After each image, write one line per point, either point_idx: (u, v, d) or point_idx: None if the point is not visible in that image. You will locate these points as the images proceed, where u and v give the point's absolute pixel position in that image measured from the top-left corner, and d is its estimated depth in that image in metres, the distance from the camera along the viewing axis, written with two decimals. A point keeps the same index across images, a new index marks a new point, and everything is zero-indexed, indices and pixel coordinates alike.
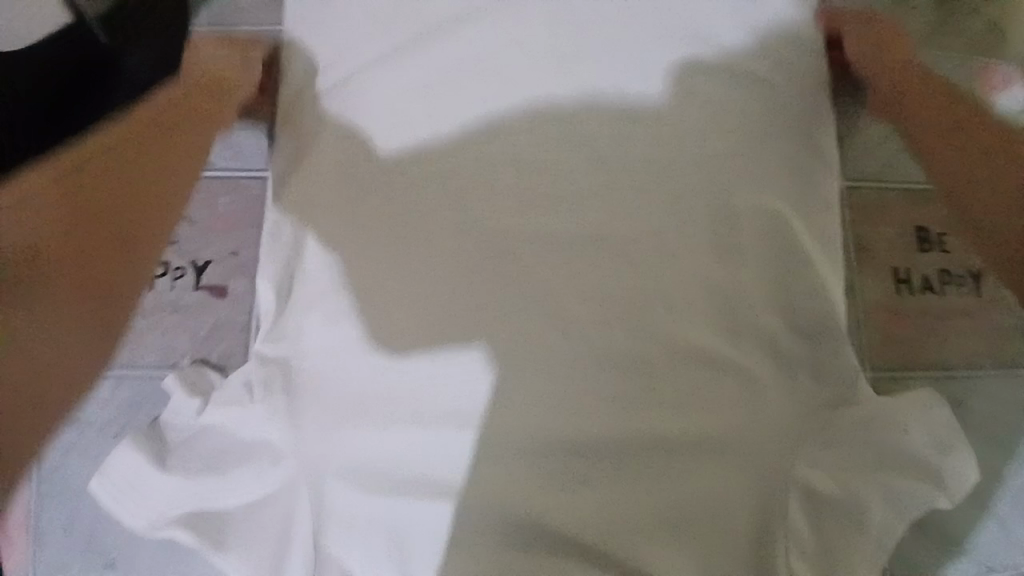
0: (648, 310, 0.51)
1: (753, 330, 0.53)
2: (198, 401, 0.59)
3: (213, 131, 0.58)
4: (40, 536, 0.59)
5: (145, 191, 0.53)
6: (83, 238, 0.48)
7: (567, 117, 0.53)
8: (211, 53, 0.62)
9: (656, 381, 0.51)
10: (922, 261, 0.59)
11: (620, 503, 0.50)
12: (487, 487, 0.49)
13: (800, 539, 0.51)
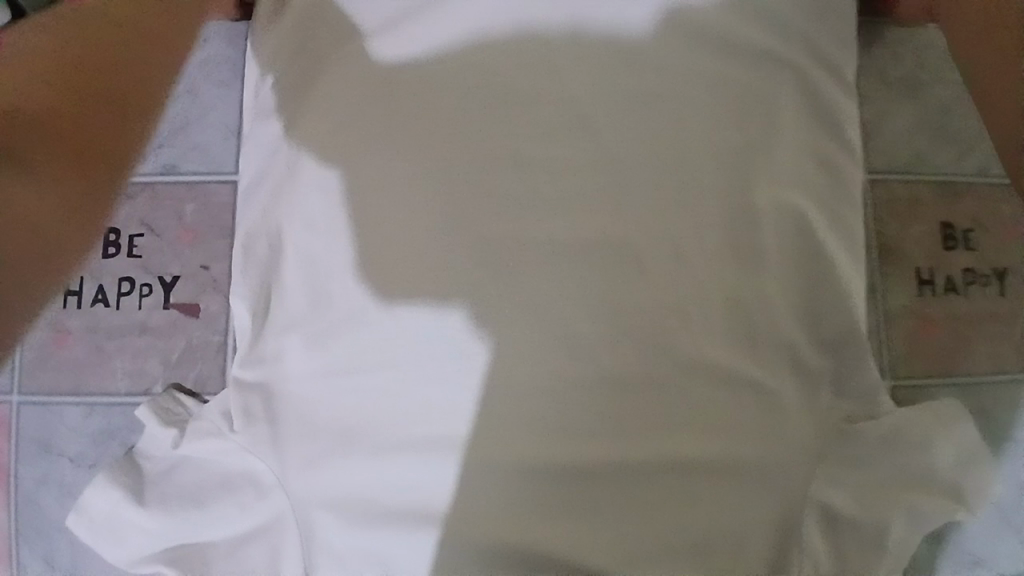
0: (668, 331, 0.46)
1: (778, 345, 0.49)
2: (173, 435, 0.55)
3: None
4: (19, 567, 0.59)
5: (165, 19, 0.43)
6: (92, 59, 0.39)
7: (580, 112, 0.47)
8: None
9: (676, 414, 0.47)
10: (946, 261, 0.56)
11: (630, 533, 0.47)
12: (488, 526, 0.46)
13: (815, 565, 0.49)
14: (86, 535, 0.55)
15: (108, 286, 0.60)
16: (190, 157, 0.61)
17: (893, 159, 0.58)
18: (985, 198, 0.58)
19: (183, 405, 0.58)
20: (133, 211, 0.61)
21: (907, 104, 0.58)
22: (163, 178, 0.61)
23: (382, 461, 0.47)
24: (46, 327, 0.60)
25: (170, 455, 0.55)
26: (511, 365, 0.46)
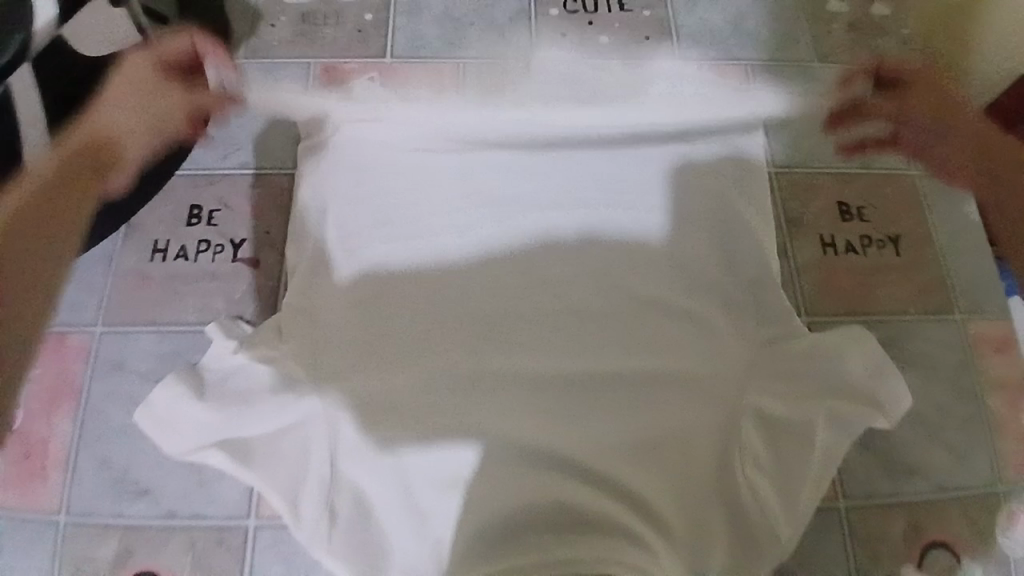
0: (613, 279, 0.63)
1: (702, 292, 0.63)
2: (233, 343, 0.60)
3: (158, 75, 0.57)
4: (74, 472, 0.58)
5: (78, 173, 0.51)
6: (36, 216, 0.47)
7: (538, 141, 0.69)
8: (128, 85, 0.56)
9: (620, 349, 0.60)
10: (844, 229, 0.68)
11: (603, 427, 0.58)
12: (489, 418, 0.58)
13: (754, 454, 0.58)
14: (164, 439, 0.57)
15: (187, 244, 0.64)
16: (255, 154, 0.68)
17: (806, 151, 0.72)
18: (873, 182, 0.71)
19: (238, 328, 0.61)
20: (218, 190, 0.67)
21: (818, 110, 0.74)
22: (237, 170, 0.68)
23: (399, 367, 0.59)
24: (134, 270, 0.63)
25: (231, 360, 0.59)
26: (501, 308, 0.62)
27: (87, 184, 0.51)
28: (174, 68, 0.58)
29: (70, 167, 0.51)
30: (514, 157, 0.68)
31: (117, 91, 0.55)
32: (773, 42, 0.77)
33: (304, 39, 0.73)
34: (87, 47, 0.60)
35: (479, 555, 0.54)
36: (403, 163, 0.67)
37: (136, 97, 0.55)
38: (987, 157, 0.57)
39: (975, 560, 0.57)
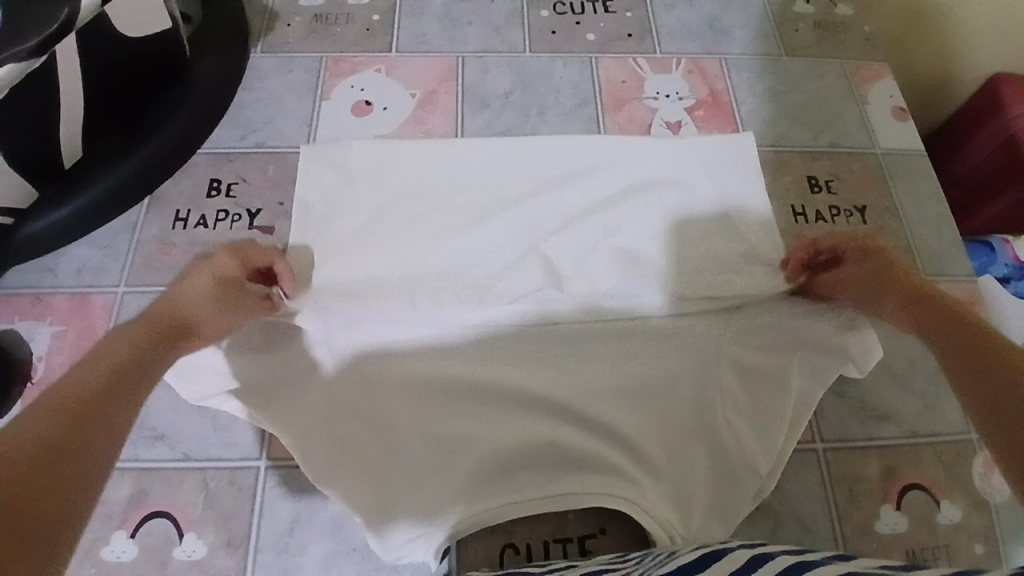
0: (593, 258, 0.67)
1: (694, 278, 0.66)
2: None
3: (217, 316, 0.55)
4: None
5: (163, 333, 0.50)
6: (97, 400, 0.41)
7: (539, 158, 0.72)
8: (186, 286, 0.55)
9: (608, 326, 0.65)
10: (814, 200, 0.73)
11: (592, 375, 0.64)
12: (485, 371, 0.63)
13: (731, 399, 0.63)
14: (179, 385, 0.60)
15: (207, 213, 0.69)
16: (271, 135, 0.74)
17: (781, 131, 0.77)
18: (843, 159, 0.76)
19: None
20: (233, 166, 0.72)
21: (791, 96, 0.80)
22: (253, 148, 0.73)
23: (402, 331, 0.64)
24: (155, 238, 0.68)
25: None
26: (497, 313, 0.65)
27: (170, 340, 0.50)
28: (242, 281, 0.59)
29: (153, 342, 0.49)
30: (507, 225, 0.68)
31: (182, 292, 0.54)
32: (748, 38, 0.84)
33: (318, 35, 0.80)
34: (122, 22, 0.63)
35: (476, 492, 0.58)
36: (392, 215, 0.68)
37: (202, 287, 0.55)
38: (930, 299, 0.55)
39: (948, 500, 0.61)
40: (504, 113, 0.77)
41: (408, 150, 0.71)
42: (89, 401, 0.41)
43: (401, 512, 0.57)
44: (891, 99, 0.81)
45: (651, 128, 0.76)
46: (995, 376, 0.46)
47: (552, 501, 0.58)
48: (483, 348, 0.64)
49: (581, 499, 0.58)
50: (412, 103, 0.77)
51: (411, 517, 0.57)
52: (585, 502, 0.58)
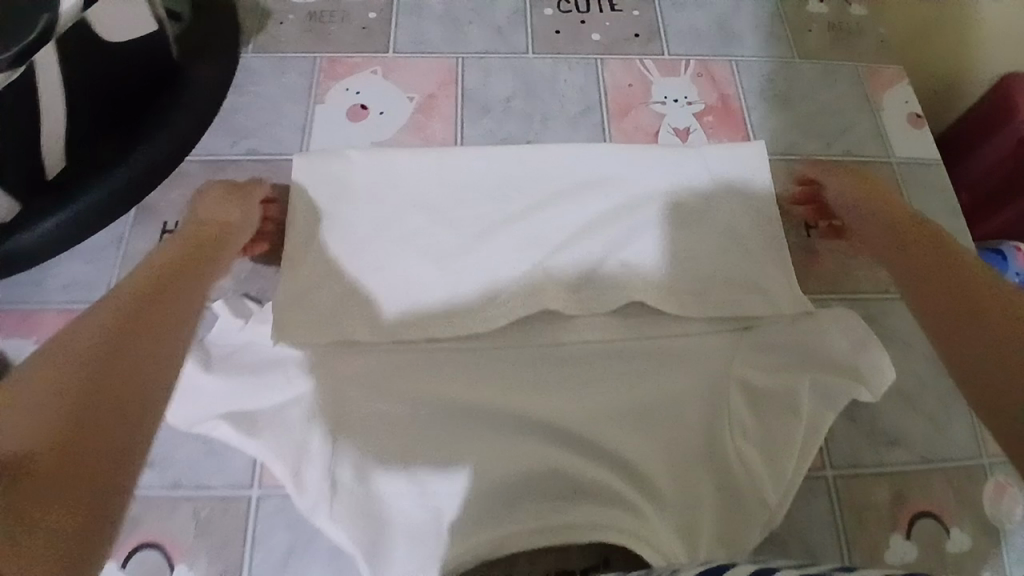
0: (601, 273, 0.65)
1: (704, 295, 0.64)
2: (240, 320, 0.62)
3: (230, 238, 0.61)
4: None
5: (192, 267, 0.54)
6: (138, 328, 0.45)
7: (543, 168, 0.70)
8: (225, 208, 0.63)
9: (615, 347, 0.62)
10: (827, 214, 0.71)
11: (600, 399, 0.61)
12: (487, 394, 0.60)
13: (743, 425, 0.60)
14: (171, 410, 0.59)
15: None
16: (264, 141, 0.71)
17: (792, 140, 0.75)
18: (857, 170, 0.74)
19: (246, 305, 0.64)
20: (224, 175, 0.69)
21: (803, 103, 0.77)
22: (244, 156, 0.70)
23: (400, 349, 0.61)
24: (144, 252, 0.65)
25: (237, 336, 0.62)
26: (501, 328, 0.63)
27: (193, 269, 0.54)
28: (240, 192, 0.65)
29: (185, 272, 0.53)
30: (511, 238, 0.66)
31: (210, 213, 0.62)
32: (759, 40, 0.81)
33: (312, 35, 0.77)
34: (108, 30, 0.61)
35: (478, 522, 0.56)
36: (394, 226, 0.66)
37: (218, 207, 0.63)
38: (919, 243, 0.59)
39: (959, 527, 0.59)
40: (507, 119, 0.74)
41: (409, 164, 0.69)
42: (130, 331, 0.45)
43: (408, 544, 0.55)
44: (906, 106, 0.78)
45: (659, 135, 0.74)
46: (980, 317, 0.49)
47: (562, 532, 0.56)
48: (486, 370, 0.61)
49: (590, 531, 0.56)
50: (411, 108, 0.74)
51: (418, 550, 0.55)
52: (594, 536, 0.56)
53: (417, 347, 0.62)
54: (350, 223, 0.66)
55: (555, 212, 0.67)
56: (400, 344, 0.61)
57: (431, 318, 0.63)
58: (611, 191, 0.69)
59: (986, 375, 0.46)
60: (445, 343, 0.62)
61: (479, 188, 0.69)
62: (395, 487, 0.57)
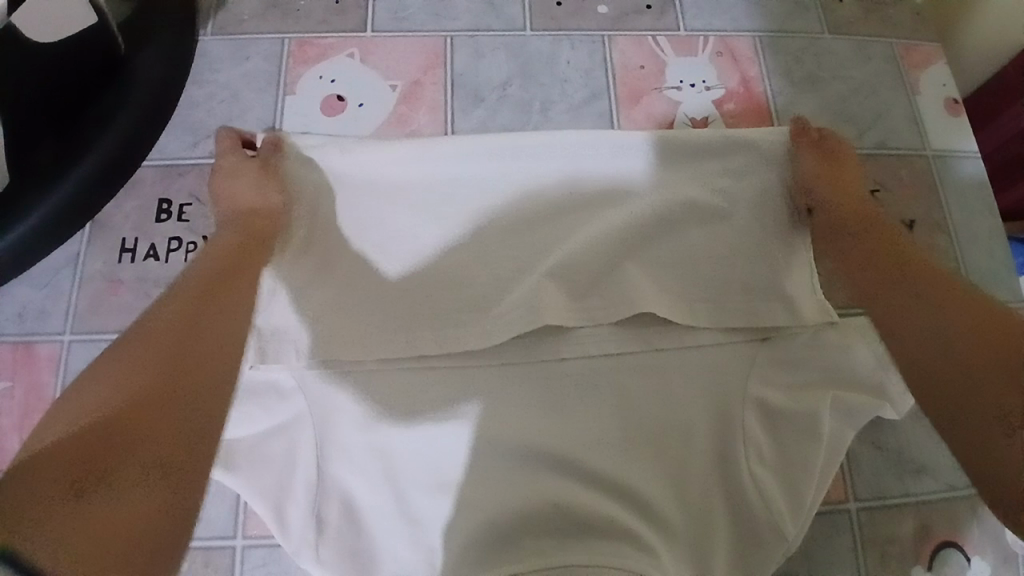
0: (607, 279, 0.58)
1: (721, 305, 0.58)
2: None
3: (273, 228, 0.56)
4: None
5: (234, 280, 0.50)
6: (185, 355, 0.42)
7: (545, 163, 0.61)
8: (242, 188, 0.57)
9: (627, 362, 0.57)
10: None
11: (606, 422, 0.55)
12: (483, 420, 0.54)
13: (760, 451, 0.55)
14: None
15: (158, 242, 0.60)
16: (228, 141, 0.63)
17: (818, 129, 0.68)
18: (887, 164, 0.67)
19: None
20: (186, 182, 0.62)
21: (831, 85, 0.69)
22: (207, 159, 0.62)
23: (388, 379, 0.55)
24: (101, 274, 0.59)
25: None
26: (497, 344, 0.56)
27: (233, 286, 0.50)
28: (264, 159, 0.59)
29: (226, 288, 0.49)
30: (512, 240, 0.59)
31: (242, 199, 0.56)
32: (785, 10, 0.72)
33: (277, 10, 0.67)
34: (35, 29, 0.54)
35: (474, 562, 0.52)
36: (379, 236, 0.58)
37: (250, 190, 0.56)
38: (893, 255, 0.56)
39: (982, 558, 0.57)
40: (502, 109, 0.66)
41: (391, 152, 0.60)
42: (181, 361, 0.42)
43: None
44: (944, 88, 0.70)
45: (673, 126, 0.66)
46: (956, 353, 0.48)
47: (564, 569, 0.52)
48: (486, 393, 0.55)
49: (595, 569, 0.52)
50: (393, 98, 0.65)
51: None
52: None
53: (407, 375, 0.55)
54: (320, 221, 0.58)
55: (556, 211, 0.60)
56: (387, 372, 0.55)
57: (421, 341, 0.56)
58: (621, 190, 0.61)
59: (963, 418, 0.47)
60: (435, 364, 0.56)
61: (476, 186, 0.60)
62: (385, 523, 0.53)
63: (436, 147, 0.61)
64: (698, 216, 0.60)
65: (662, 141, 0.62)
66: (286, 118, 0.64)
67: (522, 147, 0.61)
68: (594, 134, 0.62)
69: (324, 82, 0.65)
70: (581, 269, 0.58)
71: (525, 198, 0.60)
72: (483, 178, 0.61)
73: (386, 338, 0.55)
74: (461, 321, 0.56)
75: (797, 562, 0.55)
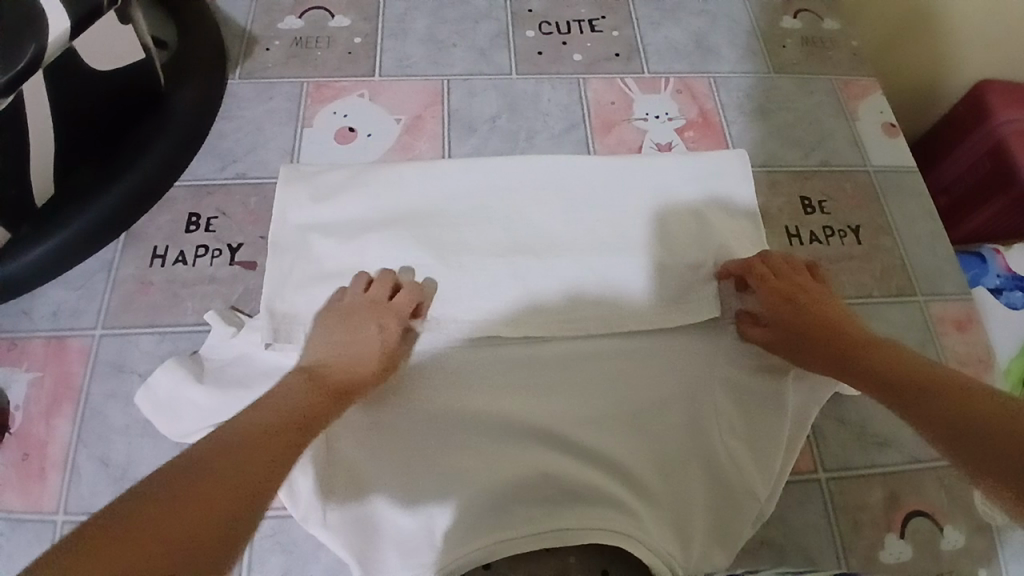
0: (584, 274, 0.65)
1: (692, 294, 0.64)
2: (230, 330, 0.62)
3: (382, 331, 0.58)
4: (74, 472, 0.57)
5: (306, 416, 0.50)
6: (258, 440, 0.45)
7: (527, 181, 0.70)
8: (348, 341, 0.57)
9: (602, 345, 0.63)
10: (808, 221, 0.73)
11: (586, 399, 0.60)
12: (478, 397, 0.60)
13: (727, 421, 0.60)
14: (159, 419, 0.59)
15: (186, 250, 0.67)
16: (251, 166, 0.72)
17: (769, 150, 0.77)
18: (832, 178, 0.76)
19: (240, 317, 0.64)
20: (212, 200, 0.70)
21: (778, 114, 0.79)
22: (232, 180, 0.71)
23: None
24: (132, 277, 0.65)
25: (230, 347, 0.62)
26: (488, 327, 0.62)
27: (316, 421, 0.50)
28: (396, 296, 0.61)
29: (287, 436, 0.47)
30: (503, 236, 0.67)
31: (341, 354, 0.56)
32: (736, 55, 0.84)
33: (297, 60, 0.79)
34: (91, 54, 0.63)
35: (469, 528, 0.56)
36: (387, 233, 0.66)
37: (336, 331, 0.58)
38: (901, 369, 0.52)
39: (954, 526, 0.60)
40: (493, 137, 0.76)
41: (398, 173, 0.69)
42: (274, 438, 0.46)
43: (409, 555, 0.55)
44: (880, 115, 0.81)
45: (642, 150, 0.76)
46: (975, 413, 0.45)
47: (553, 536, 0.56)
48: (474, 374, 0.61)
49: (576, 533, 0.56)
50: (397, 129, 0.75)
51: (424, 561, 0.55)
52: (582, 540, 0.56)
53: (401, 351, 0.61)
54: (333, 226, 0.67)
55: (536, 217, 0.68)
56: None
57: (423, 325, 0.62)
58: (593, 203, 0.69)
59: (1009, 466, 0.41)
60: (432, 351, 0.61)
61: (471, 196, 0.69)
62: (387, 489, 0.57)
63: (436, 168, 0.70)
64: (661, 218, 0.68)
65: (629, 162, 0.72)
66: (304, 145, 0.73)
67: (507, 166, 0.71)
68: (576, 157, 0.72)
69: (338, 116, 0.75)
70: (562, 261, 0.66)
71: (516, 210, 0.69)
72: (476, 193, 0.69)
73: None
74: (457, 307, 0.63)
75: (774, 529, 0.59)
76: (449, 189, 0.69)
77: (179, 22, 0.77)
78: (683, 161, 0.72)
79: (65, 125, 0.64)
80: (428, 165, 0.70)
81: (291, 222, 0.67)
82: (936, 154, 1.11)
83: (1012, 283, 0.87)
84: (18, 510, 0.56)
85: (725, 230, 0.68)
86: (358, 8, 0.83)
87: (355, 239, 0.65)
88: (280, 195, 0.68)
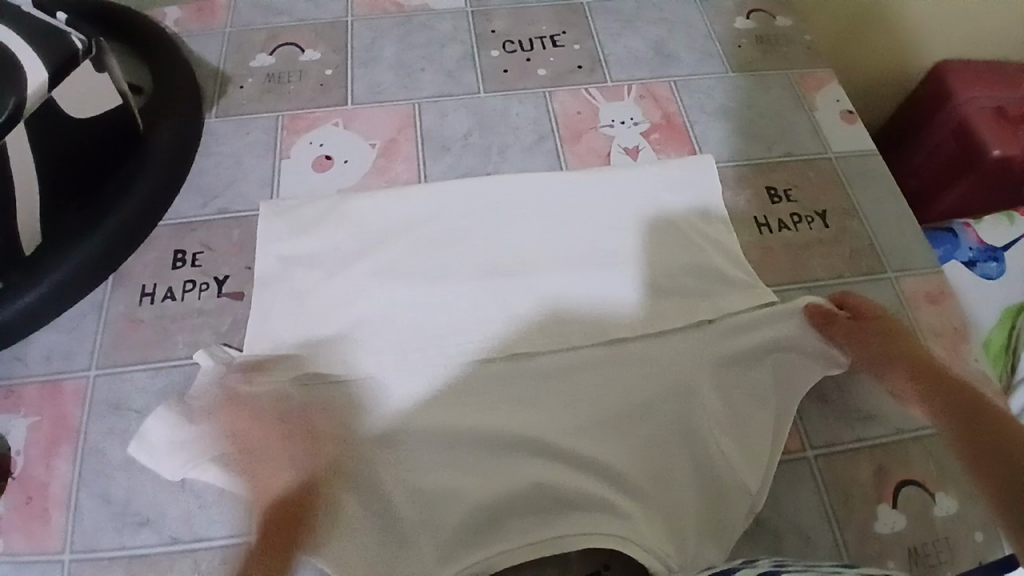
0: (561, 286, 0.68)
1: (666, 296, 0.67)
2: (219, 367, 0.62)
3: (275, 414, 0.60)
4: (75, 510, 0.58)
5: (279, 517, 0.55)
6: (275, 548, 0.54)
7: (500, 197, 0.73)
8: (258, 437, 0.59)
9: (583, 346, 0.65)
10: (775, 210, 0.75)
11: (574, 410, 0.62)
12: (470, 416, 0.61)
13: (711, 413, 0.61)
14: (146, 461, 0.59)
15: (174, 285, 0.69)
16: (232, 200, 0.74)
17: (734, 145, 0.80)
18: (796, 167, 0.78)
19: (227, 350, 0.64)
20: (197, 235, 0.71)
21: (739, 110, 0.82)
22: (216, 215, 0.73)
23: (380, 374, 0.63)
24: (123, 316, 0.67)
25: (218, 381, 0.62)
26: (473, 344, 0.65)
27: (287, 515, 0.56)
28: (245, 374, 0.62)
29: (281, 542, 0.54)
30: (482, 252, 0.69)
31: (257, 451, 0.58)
32: (694, 58, 0.87)
33: (271, 95, 0.81)
34: (71, 106, 0.65)
35: (468, 543, 0.57)
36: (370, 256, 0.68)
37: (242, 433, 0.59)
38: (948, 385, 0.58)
39: (945, 492, 0.61)
40: (466, 155, 0.78)
41: (373, 200, 0.71)
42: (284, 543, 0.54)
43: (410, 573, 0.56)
44: (837, 104, 0.84)
45: (610, 156, 0.78)
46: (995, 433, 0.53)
47: (541, 546, 0.57)
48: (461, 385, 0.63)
49: (562, 543, 0.56)
50: (373, 154, 0.77)
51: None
52: (569, 547, 0.56)
53: (390, 370, 0.63)
54: (316, 256, 0.68)
55: (511, 233, 0.70)
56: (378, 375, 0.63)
57: (407, 349, 0.64)
58: (565, 213, 0.72)
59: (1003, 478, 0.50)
60: (422, 370, 0.63)
61: (445, 215, 0.71)
62: (382, 509, 0.57)
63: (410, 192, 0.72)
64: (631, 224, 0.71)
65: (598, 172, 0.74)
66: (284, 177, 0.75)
67: (477, 185, 0.73)
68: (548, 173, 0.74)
69: (314, 146, 0.77)
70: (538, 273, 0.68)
71: (491, 227, 0.71)
72: (451, 211, 0.71)
73: (376, 343, 0.64)
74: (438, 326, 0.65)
75: (768, 509, 0.60)
76: (425, 210, 0.71)
77: (152, 66, 0.80)
78: (650, 166, 0.75)
79: (49, 175, 0.66)
80: (403, 189, 0.72)
81: (276, 254, 0.69)
82: (901, 139, 1.14)
83: (985, 255, 0.89)
84: (25, 552, 0.56)
85: (693, 229, 0.71)
86: (328, 41, 0.86)
87: (339, 265, 0.68)
88: (263, 230, 0.70)
